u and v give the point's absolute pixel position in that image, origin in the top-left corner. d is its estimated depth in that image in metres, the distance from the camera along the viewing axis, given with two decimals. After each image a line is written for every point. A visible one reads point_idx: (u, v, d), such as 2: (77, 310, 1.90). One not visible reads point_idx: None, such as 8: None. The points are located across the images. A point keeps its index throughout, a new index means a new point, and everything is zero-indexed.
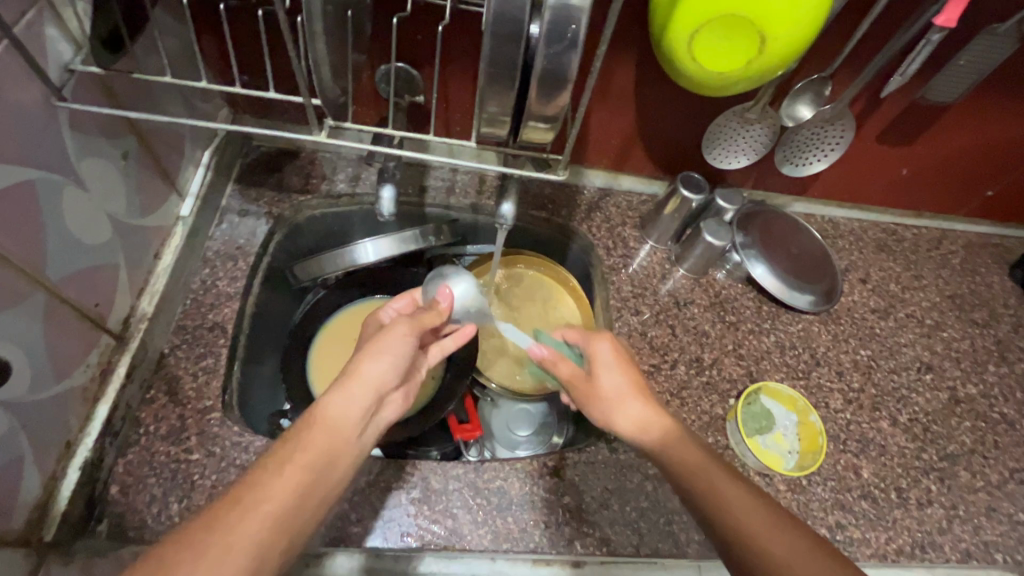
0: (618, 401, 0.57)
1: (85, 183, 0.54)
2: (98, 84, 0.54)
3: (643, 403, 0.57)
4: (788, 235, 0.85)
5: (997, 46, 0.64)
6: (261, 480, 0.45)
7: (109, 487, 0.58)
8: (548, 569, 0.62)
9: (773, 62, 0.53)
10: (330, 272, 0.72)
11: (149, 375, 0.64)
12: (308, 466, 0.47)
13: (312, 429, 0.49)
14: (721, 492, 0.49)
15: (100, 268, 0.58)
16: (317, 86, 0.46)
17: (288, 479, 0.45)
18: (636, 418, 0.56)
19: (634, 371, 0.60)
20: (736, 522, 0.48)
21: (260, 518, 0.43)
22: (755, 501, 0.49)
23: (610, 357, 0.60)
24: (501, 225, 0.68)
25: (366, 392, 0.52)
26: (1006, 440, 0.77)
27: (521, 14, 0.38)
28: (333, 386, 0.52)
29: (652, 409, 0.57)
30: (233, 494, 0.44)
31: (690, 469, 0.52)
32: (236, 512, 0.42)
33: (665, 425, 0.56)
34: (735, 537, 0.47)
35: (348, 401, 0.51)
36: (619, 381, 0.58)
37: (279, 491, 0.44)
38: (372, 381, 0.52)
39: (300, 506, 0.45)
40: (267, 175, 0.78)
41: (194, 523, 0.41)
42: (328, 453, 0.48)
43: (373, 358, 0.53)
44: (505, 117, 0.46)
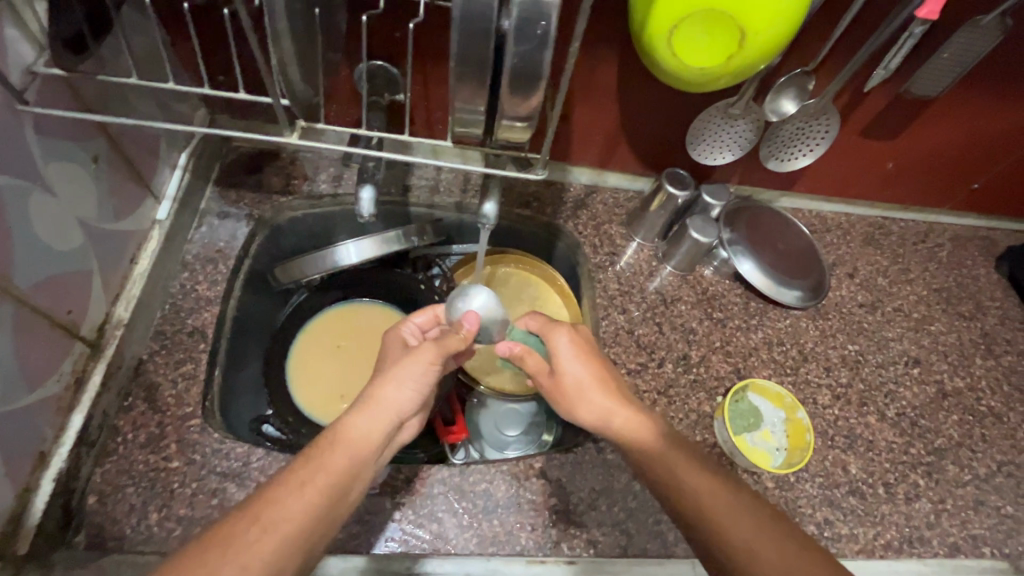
0: (583, 392, 0.59)
1: (53, 189, 0.53)
2: (64, 86, 0.52)
3: (607, 391, 0.59)
4: (775, 230, 0.85)
5: (982, 38, 0.63)
6: (282, 497, 0.46)
7: (86, 497, 0.57)
8: (542, 567, 0.61)
9: (754, 57, 0.52)
10: (311, 275, 0.71)
11: (127, 383, 0.63)
12: (328, 486, 0.48)
13: (334, 449, 0.50)
14: (678, 473, 0.52)
15: (72, 275, 0.57)
16: (286, 85, 0.45)
17: (308, 496, 0.46)
18: (601, 407, 0.58)
19: (594, 359, 0.61)
20: (701, 508, 0.50)
21: (280, 535, 0.44)
22: (713, 481, 0.52)
23: (571, 347, 0.61)
24: (484, 225, 0.67)
25: (388, 415, 0.54)
26: (993, 433, 0.78)
27: (489, 10, 0.37)
28: (355, 407, 0.54)
29: (614, 397, 0.58)
30: (253, 510, 0.45)
31: (656, 463, 0.54)
32: (254, 526, 0.44)
33: (628, 411, 0.57)
34: (701, 523, 0.50)
35: (368, 424, 0.53)
36: (581, 371, 0.60)
37: (299, 508, 0.45)
38: (393, 404, 0.54)
39: (318, 525, 0.46)
40: (246, 177, 0.76)
41: (211, 538, 0.43)
42: (348, 472, 0.50)
43: (393, 383, 0.55)
44: (479, 117, 0.45)
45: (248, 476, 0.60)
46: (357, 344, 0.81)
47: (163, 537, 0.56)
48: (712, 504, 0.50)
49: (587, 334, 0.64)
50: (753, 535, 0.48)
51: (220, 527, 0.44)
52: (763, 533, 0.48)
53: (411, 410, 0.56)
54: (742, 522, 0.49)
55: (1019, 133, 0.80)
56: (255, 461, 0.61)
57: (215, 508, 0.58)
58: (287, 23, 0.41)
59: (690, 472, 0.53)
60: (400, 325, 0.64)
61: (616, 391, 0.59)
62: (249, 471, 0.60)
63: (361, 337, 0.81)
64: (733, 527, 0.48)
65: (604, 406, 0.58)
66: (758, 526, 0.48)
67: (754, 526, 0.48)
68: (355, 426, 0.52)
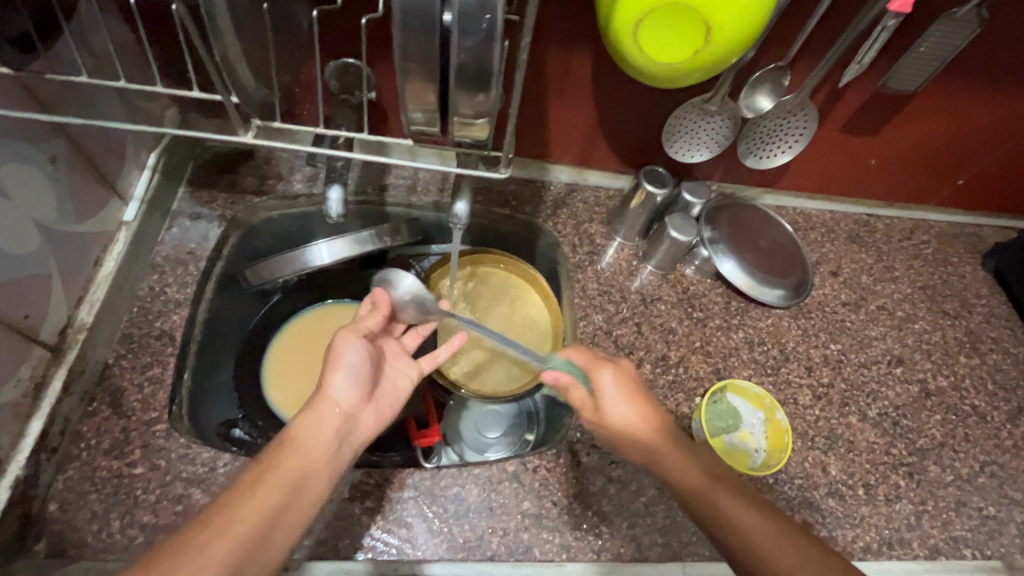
0: (630, 429, 0.57)
1: (5, 191, 0.52)
2: (16, 86, 0.51)
3: (655, 427, 0.57)
4: (756, 227, 0.84)
5: (959, 31, 0.61)
6: (233, 501, 0.44)
7: (48, 505, 0.56)
8: (531, 567, 0.60)
9: (724, 51, 0.51)
10: (281, 275, 0.69)
11: (91, 387, 0.62)
12: (280, 485, 0.47)
13: (284, 448, 0.50)
14: (724, 511, 0.50)
15: (28, 278, 0.55)
16: (234, 83, 0.44)
17: (262, 498, 0.45)
18: (645, 439, 0.56)
19: (641, 395, 0.59)
20: (757, 548, 0.47)
21: (232, 540, 0.42)
22: (766, 519, 0.49)
23: (620, 385, 0.59)
24: (456, 224, 0.66)
25: (335, 410, 0.54)
26: (976, 433, 0.76)
27: (431, 4, 0.36)
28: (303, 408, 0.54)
29: (660, 432, 0.56)
30: (204, 517, 0.43)
31: (705, 500, 0.51)
32: (208, 530, 0.42)
33: (676, 446, 0.55)
34: (758, 565, 0.47)
35: (317, 419, 0.52)
36: (630, 410, 0.58)
37: (251, 510, 0.44)
38: (337, 397, 0.55)
39: (274, 525, 0.45)
40: (218, 177, 0.75)
41: (163, 545, 0.41)
42: (301, 471, 0.49)
43: (333, 376, 0.56)
44: (434, 115, 0.44)
45: (214, 481, 0.59)
46: None
47: (125, 544, 0.55)
48: (769, 545, 0.47)
49: (632, 368, 0.62)
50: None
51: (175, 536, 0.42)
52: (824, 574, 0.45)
53: (358, 400, 0.57)
54: (802, 563, 0.46)
55: (1003, 128, 0.78)
56: (222, 466, 0.60)
57: (179, 515, 0.57)
58: (230, 19, 0.40)
59: (741, 509, 0.50)
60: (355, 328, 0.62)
61: (662, 426, 0.57)
62: (215, 477, 0.59)
63: None
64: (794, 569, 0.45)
65: (651, 442, 0.56)
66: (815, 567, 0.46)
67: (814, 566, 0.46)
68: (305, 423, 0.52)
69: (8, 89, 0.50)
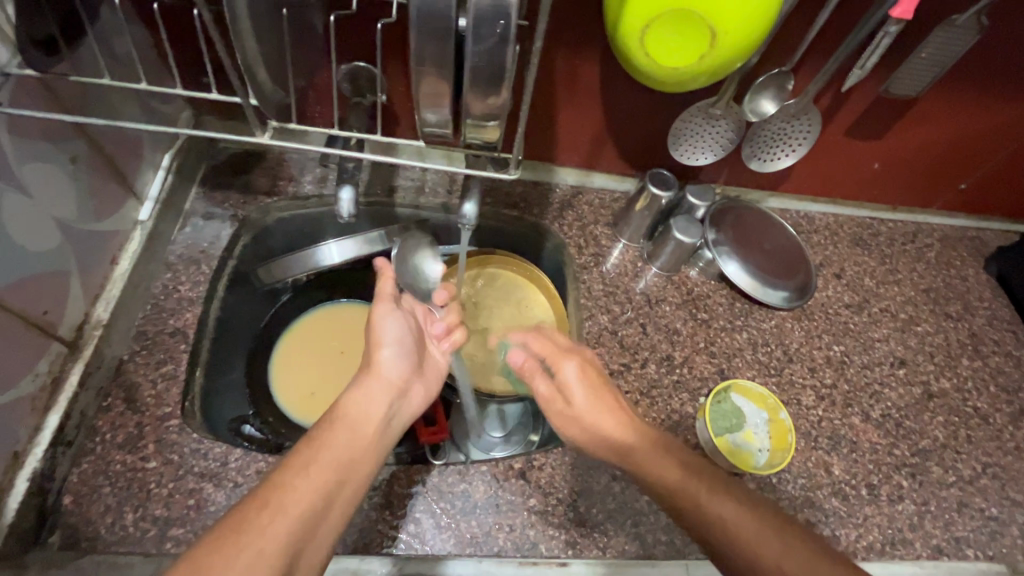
0: (595, 420, 0.61)
1: (29, 190, 0.53)
2: (40, 87, 0.53)
3: (619, 417, 0.61)
4: (761, 230, 0.84)
5: (959, 38, 0.63)
6: (289, 483, 0.47)
7: (63, 497, 0.57)
8: (534, 569, 0.60)
9: (729, 56, 0.52)
10: (294, 274, 0.71)
11: (106, 383, 0.63)
12: (333, 464, 0.50)
13: (335, 428, 0.54)
14: (703, 504, 0.52)
15: (48, 275, 0.57)
16: (253, 86, 0.45)
17: (316, 478, 0.48)
18: (611, 432, 0.60)
19: (602, 386, 0.64)
20: (737, 538, 0.49)
21: (291, 517, 0.45)
22: (742, 508, 0.51)
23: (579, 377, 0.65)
24: (464, 225, 0.67)
25: (384, 386, 0.59)
26: (978, 435, 0.77)
27: (447, 9, 0.37)
28: (356, 382, 0.59)
29: (626, 424, 0.61)
30: (259, 499, 0.45)
31: (676, 487, 0.54)
32: (267, 510, 0.45)
33: (643, 437, 0.59)
34: (739, 553, 0.49)
35: (365, 395, 0.57)
36: (592, 400, 0.63)
37: (307, 490, 0.47)
38: (387, 373, 0.60)
39: (328, 504, 0.48)
40: (231, 178, 0.76)
41: (223, 526, 0.43)
42: (353, 444, 0.53)
43: (381, 350, 0.61)
44: (446, 118, 0.46)
45: (226, 476, 0.60)
46: (340, 343, 0.81)
47: (138, 537, 0.56)
48: (741, 527, 0.50)
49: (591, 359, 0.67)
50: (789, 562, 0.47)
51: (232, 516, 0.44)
52: (796, 553, 0.47)
53: (406, 375, 0.62)
54: (774, 546, 0.48)
55: (1004, 133, 0.79)
56: (233, 461, 0.61)
57: (191, 508, 0.58)
58: (251, 24, 0.41)
59: (714, 496, 0.53)
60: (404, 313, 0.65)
61: (626, 417, 0.61)
62: (227, 471, 0.60)
63: (345, 337, 0.81)
64: (763, 548, 0.48)
65: (617, 432, 0.60)
66: (794, 550, 0.48)
67: (784, 546, 0.48)
68: (353, 400, 0.57)
69: (33, 91, 0.52)
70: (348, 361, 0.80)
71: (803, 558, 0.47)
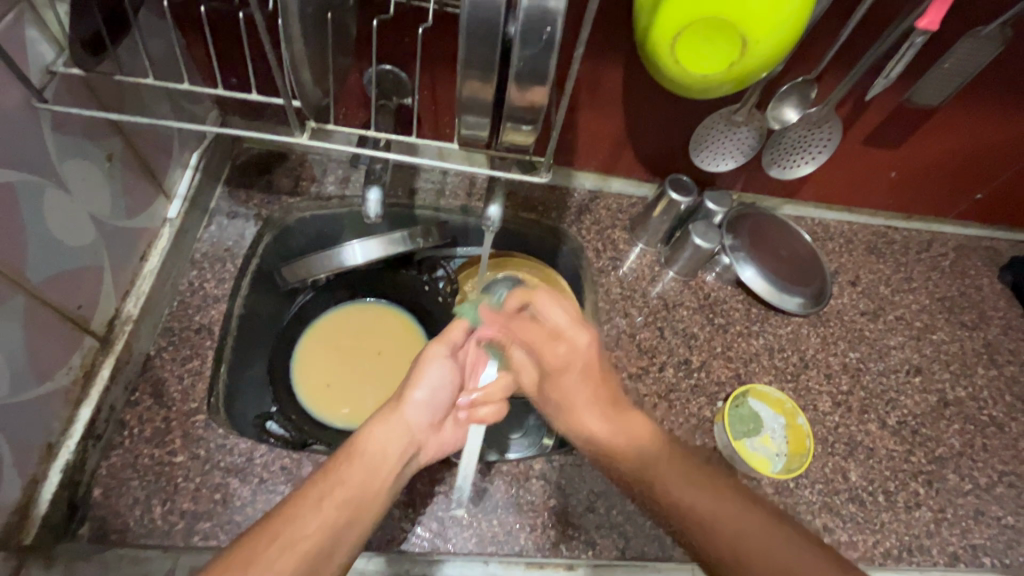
0: (575, 409, 0.60)
1: (68, 187, 0.54)
2: (82, 86, 0.54)
3: (602, 408, 0.59)
4: (778, 237, 0.85)
5: (983, 49, 0.64)
6: (299, 514, 0.48)
7: (92, 490, 0.58)
8: (541, 573, 0.60)
9: (758, 65, 0.53)
10: (318, 274, 0.70)
11: (134, 378, 0.64)
12: (344, 501, 0.51)
13: (351, 462, 0.54)
14: (665, 491, 0.52)
15: (83, 270, 0.58)
16: (297, 87, 0.46)
17: (326, 511, 0.49)
18: (591, 425, 0.59)
19: (590, 373, 0.61)
20: (694, 521, 0.50)
21: (300, 551, 0.46)
22: (699, 489, 0.52)
23: (556, 366, 0.62)
24: (488, 227, 0.67)
25: (403, 429, 0.60)
26: (994, 444, 0.77)
27: (496, 15, 0.39)
28: (381, 416, 0.61)
29: (610, 416, 0.59)
30: (270, 527, 0.46)
31: (658, 492, 0.53)
32: (277, 541, 0.45)
33: (630, 428, 0.57)
34: (697, 535, 0.50)
35: (388, 436, 0.59)
36: (573, 388, 0.61)
37: (318, 522, 0.48)
38: (410, 417, 0.62)
39: (338, 538, 0.48)
40: (255, 177, 0.78)
41: (233, 555, 0.44)
42: (365, 485, 0.53)
43: (416, 390, 0.65)
44: (484, 120, 0.47)
45: (251, 471, 0.61)
46: (357, 346, 0.81)
47: (166, 530, 0.57)
48: (731, 530, 0.49)
49: (590, 340, 0.62)
50: (746, 536, 0.48)
51: (237, 549, 0.45)
52: (751, 529, 0.49)
53: (425, 425, 0.63)
54: (730, 524, 0.49)
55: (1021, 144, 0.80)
56: (259, 457, 0.61)
57: (218, 503, 0.59)
58: (300, 27, 0.43)
59: (699, 497, 0.51)
60: (432, 352, 0.67)
61: (610, 409, 0.60)
62: (253, 467, 0.61)
63: (362, 340, 0.81)
64: (757, 556, 0.47)
65: (597, 427, 0.59)
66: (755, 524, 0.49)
67: (781, 548, 0.48)
68: (374, 437, 0.58)
69: (76, 89, 0.53)
70: (368, 364, 0.80)
71: (758, 531, 0.49)
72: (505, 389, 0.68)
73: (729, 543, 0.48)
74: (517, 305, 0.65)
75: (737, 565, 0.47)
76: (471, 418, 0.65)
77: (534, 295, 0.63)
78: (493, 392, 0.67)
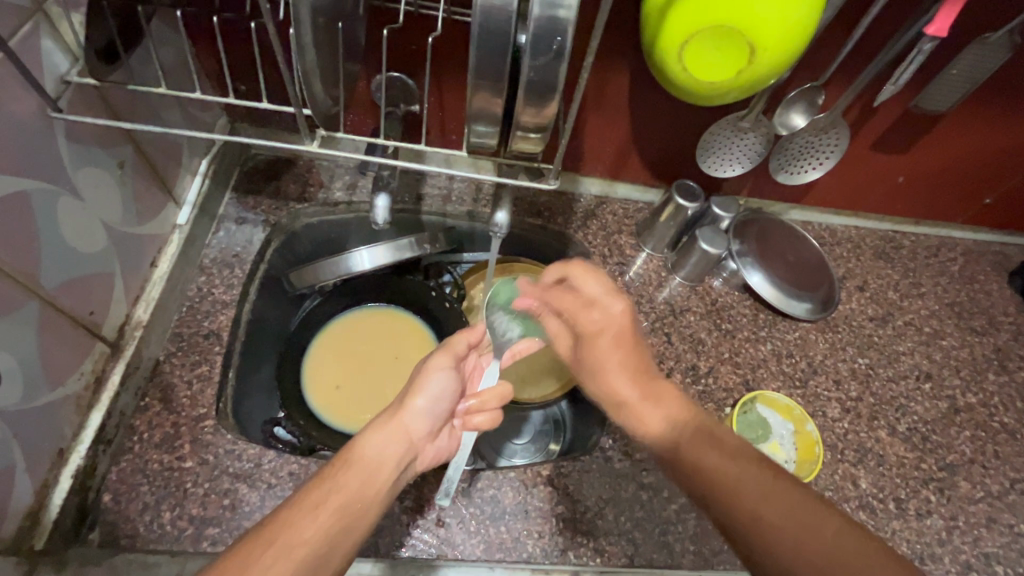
0: (608, 373, 0.65)
1: (80, 193, 0.55)
2: (95, 95, 0.54)
3: (634, 376, 0.63)
4: (786, 242, 0.85)
5: (991, 55, 0.64)
6: (296, 520, 0.46)
7: (102, 495, 0.58)
8: None
9: (765, 72, 0.53)
10: (326, 280, 0.70)
11: (143, 383, 0.64)
12: (341, 508, 0.49)
13: (347, 469, 0.52)
14: (690, 456, 0.54)
15: (95, 277, 0.58)
16: (307, 95, 0.47)
17: (322, 519, 0.47)
18: (625, 392, 0.63)
19: (623, 339, 0.66)
20: (720, 488, 0.50)
21: (294, 559, 0.44)
22: (729, 458, 0.52)
23: (592, 330, 0.67)
24: (496, 233, 0.68)
25: (402, 436, 0.57)
26: (1006, 450, 0.77)
27: (507, 25, 0.39)
28: (377, 422, 0.58)
29: (641, 383, 0.63)
30: (266, 534, 0.45)
31: (684, 456, 0.54)
32: (271, 549, 0.44)
33: (660, 399, 0.61)
34: (720, 500, 0.50)
35: (384, 442, 0.56)
36: (607, 352, 0.66)
37: (313, 528, 0.46)
38: (409, 424, 0.58)
39: (332, 548, 0.47)
40: (263, 183, 0.78)
41: (229, 560, 0.42)
42: (361, 492, 0.51)
43: (417, 398, 0.59)
44: (494, 129, 0.47)
45: (259, 476, 0.61)
46: (365, 351, 0.81)
47: (175, 535, 0.57)
48: (755, 496, 0.48)
49: (624, 309, 0.66)
50: (772, 504, 0.47)
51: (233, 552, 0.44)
52: (780, 498, 0.47)
53: (425, 434, 0.60)
54: (758, 490, 0.48)
55: None
56: (267, 462, 0.62)
57: (227, 508, 0.59)
58: (311, 36, 0.43)
59: (728, 466, 0.51)
60: (436, 357, 0.62)
61: (641, 376, 0.63)
62: (261, 472, 0.61)
63: (370, 345, 0.81)
64: (778, 523, 0.46)
65: (628, 392, 0.63)
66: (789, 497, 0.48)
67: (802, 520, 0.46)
68: (371, 443, 0.55)
69: (89, 99, 0.54)
70: (375, 370, 0.80)
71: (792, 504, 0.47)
72: (502, 398, 0.65)
73: (754, 510, 0.47)
74: (553, 278, 0.67)
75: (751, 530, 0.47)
76: (465, 426, 0.65)
77: (571, 267, 0.66)
78: (488, 399, 0.65)
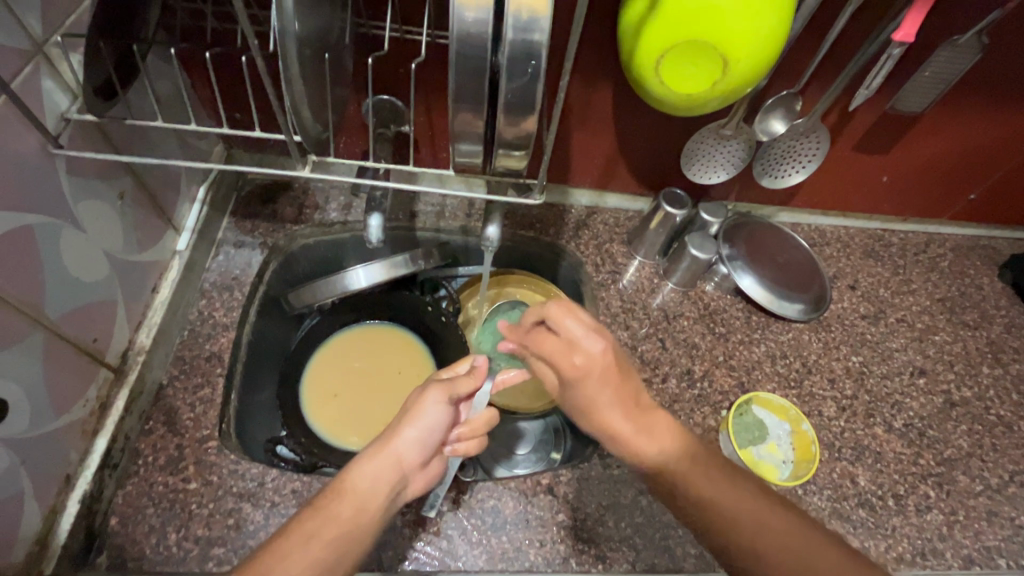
0: (598, 412, 0.56)
1: (82, 225, 0.57)
2: (95, 130, 0.57)
3: (626, 411, 0.56)
4: (774, 243, 0.86)
5: (961, 57, 0.66)
6: (287, 553, 0.47)
7: (109, 519, 0.59)
8: None
9: (741, 81, 0.55)
10: (323, 299, 0.71)
11: (148, 408, 0.65)
12: (330, 542, 0.49)
13: (338, 500, 0.52)
14: (684, 488, 0.53)
15: (98, 304, 0.60)
16: (298, 123, 0.49)
17: (312, 552, 0.48)
18: (617, 427, 0.56)
19: (611, 378, 0.56)
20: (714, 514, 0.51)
21: None
22: (720, 481, 0.53)
23: (575, 376, 0.57)
24: (487, 247, 0.69)
25: (395, 466, 0.55)
26: (1004, 443, 0.77)
27: (483, 50, 0.41)
28: (368, 452, 0.55)
29: (633, 418, 0.56)
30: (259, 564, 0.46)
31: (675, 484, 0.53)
32: None
33: (654, 432, 0.55)
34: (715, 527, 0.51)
35: (375, 472, 0.54)
36: (596, 397, 0.56)
37: (301, 562, 0.47)
38: (401, 454, 0.55)
39: None
40: (260, 207, 0.80)
41: None
42: (352, 525, 0.50)
43: (408, 429, 0.56)
44: (478, 147, 0.49)
45: (263, 495, 0.62)
46: (365, 367, 0.82)
47: (181, 557, 0.58)
48: (750, 522, 0.50)
49: (607, 347, 0.57)
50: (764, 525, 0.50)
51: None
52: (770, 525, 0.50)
53: (418, 462, 0.56)
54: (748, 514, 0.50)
55: (1010, 145, 0.81)
56: (270, 481, 0.63)
57: (231, 528, 0.59)
58: (298, 68, 0.45)
59: (719, 488, 0.52)
60: (428, 389, 0.58)
61: (634, 410, 0.56)
62: (264, 491, 0.62)
63: (368, 361, 0.82)
64: (771, 542, 0.49)
65: (621, 428, 0.55)
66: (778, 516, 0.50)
67: (790, 539, 0.49)
68: (362, 473, 0.54)
69: (89, 134, 0.56)
70: (376, 386, 0.81)
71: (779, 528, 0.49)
72: (490, 422, 0.63)
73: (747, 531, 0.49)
74: (532, 320, 0.61)
75: (760, 564, 0.48)
76: (453, 452, 0.62)
77: (549, 310, 0.58)
78: (477, 424, 0.63)
